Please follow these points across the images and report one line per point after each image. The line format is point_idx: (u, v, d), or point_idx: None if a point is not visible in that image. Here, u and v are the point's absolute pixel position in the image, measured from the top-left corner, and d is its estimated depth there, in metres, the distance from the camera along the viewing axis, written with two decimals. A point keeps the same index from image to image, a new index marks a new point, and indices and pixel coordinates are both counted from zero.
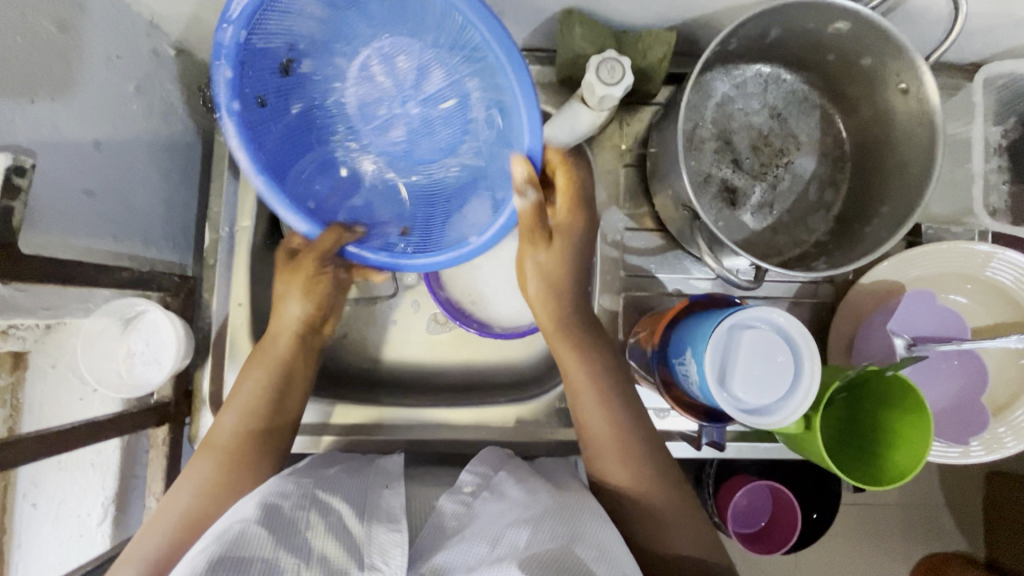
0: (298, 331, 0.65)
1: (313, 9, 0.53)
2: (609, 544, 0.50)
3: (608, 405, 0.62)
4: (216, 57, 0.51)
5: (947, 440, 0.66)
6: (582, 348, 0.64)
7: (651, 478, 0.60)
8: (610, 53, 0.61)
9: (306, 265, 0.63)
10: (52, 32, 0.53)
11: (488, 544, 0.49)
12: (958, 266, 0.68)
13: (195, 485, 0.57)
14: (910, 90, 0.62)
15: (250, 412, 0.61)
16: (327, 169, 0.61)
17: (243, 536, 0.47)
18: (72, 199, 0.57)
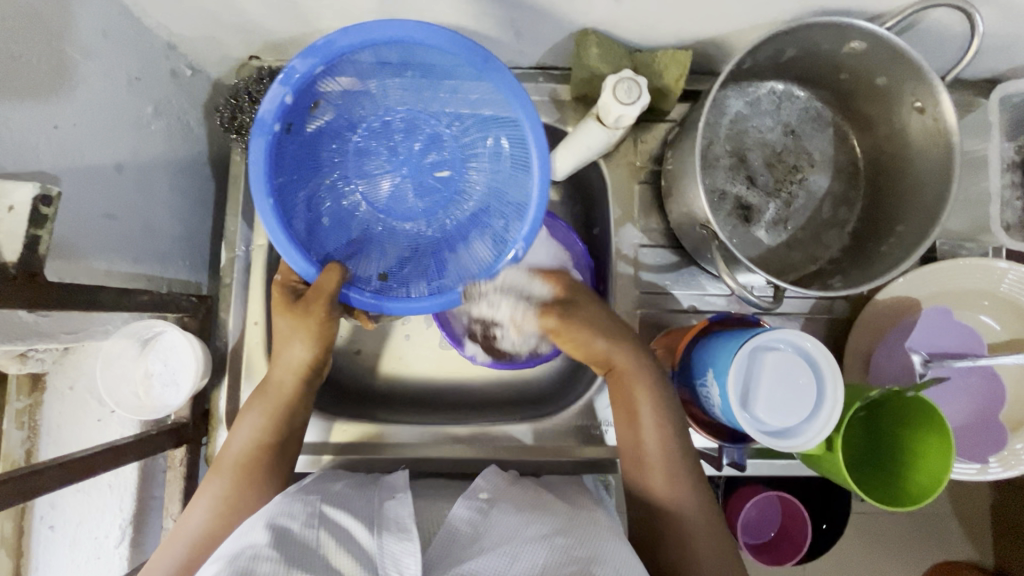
0: (303, 373, 0.63)
1: (367, 63, 0.57)
2: (628, 565, 0.49)
3: (670, 436, 0.59)
4: (283, 79, 0.53)
5: (966, 459, 0.66)
6: (649, 375, 0.60)
7: (700, 516, 0.57)
8: (627, 73, 0.62)
9: (317, 309, 0.60)
10: (75, 59, 0.53)
11: (508, 558, 0.48)
12: (975, 282, 0.68)
13: (207, 501, 0.58)
14: (926, 109, 0.62)
15: (258, 446, 0.61)
16: (327, 208, 0.63)
17: (255, 560, 0.45)
18: (93, 222, 0.57)
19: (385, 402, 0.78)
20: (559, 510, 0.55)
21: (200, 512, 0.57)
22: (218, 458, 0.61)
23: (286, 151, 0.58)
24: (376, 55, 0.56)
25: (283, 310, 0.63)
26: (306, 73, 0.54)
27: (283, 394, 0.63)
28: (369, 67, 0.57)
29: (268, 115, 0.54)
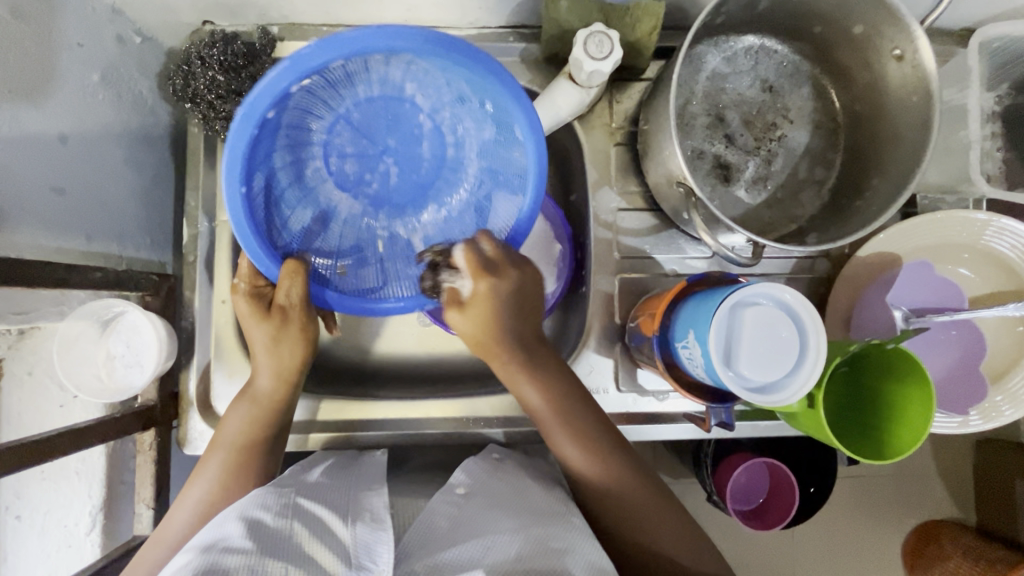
0: (291, 379, 0.62)
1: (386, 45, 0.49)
2: (597, 560, 0.49)
3: (563, 421, 0.60)
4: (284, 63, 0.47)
5: (947, 411, 0.66)
6: (537, 378, 0.61)
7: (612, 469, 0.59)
8: (597, 27, 0.59)
9: (298, 317, 0.60)
10: (8, 20, 0.50)
11: (479, 549, 0.47)
12: (955, 235, 0.67)
13: (191, 508, 0.55)
14: (905, 56, 0.60)
15: (241, 449, 0.59)
16: (292, 194, 0.56)
17: (224, 552, 0.44)
18: (38, 196, 0.54)
19: (364, 379, 0.77)
20: (528, 498, 0.56)
21: (195, 495, 0.56)
22: (212, 440, 0.61)
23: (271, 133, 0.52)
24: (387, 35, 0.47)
25: (258, 320, 0.60)
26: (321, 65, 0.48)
27: (271, 399, 0.61)
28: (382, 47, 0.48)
29: (259, 101, 0.48)
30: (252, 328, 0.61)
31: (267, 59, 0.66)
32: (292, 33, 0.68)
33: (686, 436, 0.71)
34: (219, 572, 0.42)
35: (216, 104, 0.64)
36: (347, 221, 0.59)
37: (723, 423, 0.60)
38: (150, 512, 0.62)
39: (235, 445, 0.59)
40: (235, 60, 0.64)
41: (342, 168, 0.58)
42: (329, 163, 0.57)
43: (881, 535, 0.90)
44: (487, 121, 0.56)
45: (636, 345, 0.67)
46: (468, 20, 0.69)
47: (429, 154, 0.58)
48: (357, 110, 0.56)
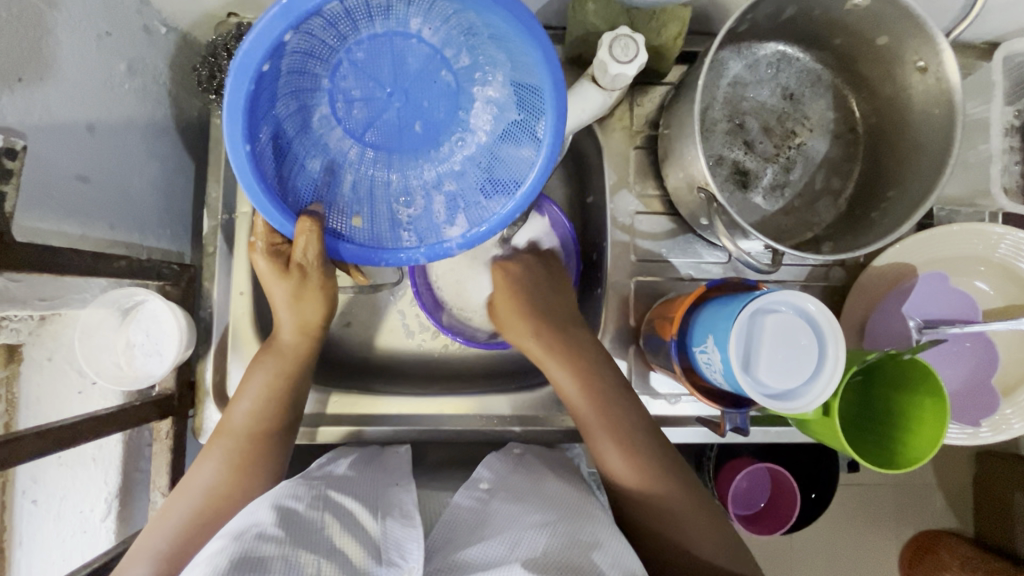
0: (313, 332, 0.63)
1: None
2: (625, 554, 0.49)
3: (607, 430, 0.61)
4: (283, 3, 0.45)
5: (958, 422, 0.67)
6: (585, 382, 0.63)
7: (654, 477, 0.59)
8: (623, 30, 0.59)
9: (315, 273, 0.60)
10: (41, 8, 0.50)
11: (507, 546, 0.47)
12: (972, 248, 0.67)
13: (218, 459, 0.57)
14: (928, 68, 0.60)
15: (266, 403, 0.60)
16: (303, 145, 0.56)
17: (258, 539, 0.44)
18: (64, 184, 0.54)
19: (377, 374, 0.77)
20: (553, 492, 0.56)
21: (222, 447, 0.58)
22: (224, 420, 0.60)
23: (271, 88, 0.51)
24: None
25: (278, 278, 0.60)
26: (313, 7, 0.46)
27: (293, 353, 0.62)
28: None
29: (256, 53, 0.47)
30: (271, 286, 0.61)
31: None
32: None
33: (697, 440, 0.71)
34: (255, 559, 0.42)
35: None
36: (360, 169, 0.58)
37: (738, 427, 0.59)
38: (165, 500, 0.63)
39: (258, 412, 0.59)
40: None
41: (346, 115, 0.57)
42: (337, 108, 0.56)
43: (882, 543, 0.90)
44: (495, 53, 0.54)
45: (651, 348, 0.68)
46: None
47: (439, 92, 0.57)
48: (364, 57, 0.55)
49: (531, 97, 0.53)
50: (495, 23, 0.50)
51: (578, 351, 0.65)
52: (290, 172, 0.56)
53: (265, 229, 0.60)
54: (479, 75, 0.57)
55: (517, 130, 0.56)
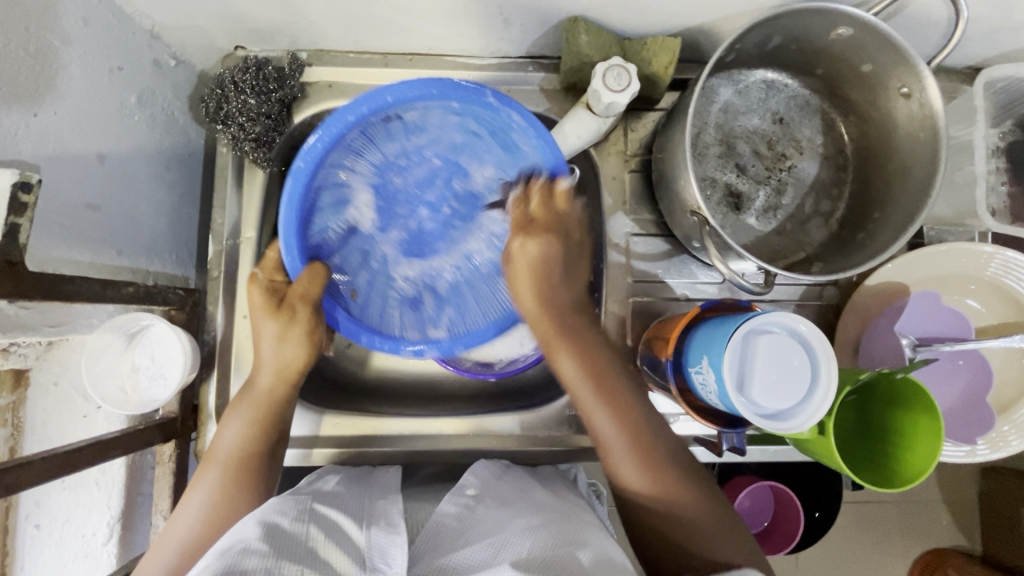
0: (293, 378, 0.63)
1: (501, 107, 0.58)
2: (611, 555, 0.49)
3: (641, 456, 0.56)
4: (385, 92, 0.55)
5: (954, 440, 0.67)
6: (597, 376, 0.57)
7: (680, 495, 0.55)
8: (615, 60, 0.62)
9: (307, 317, 0.62)
10: (56, 46, 0.52)
11: (492, 549, 0.47)
12: (962, 266, 0.68)
13: (197, 505, 0.56)
14: (912, 94, 0.62)
15: (247, 441, 0.60)
16: (332, 203, 0.63)
17: (242, 554, 0.44)
18: (76, 214, 0.56)
19: (379, 395, 0.78)
20: (540, 499, 0.55)
21: (196, 499, 0.57)
22: (207, 454, 0.61)
23: (347, 144, 0.59)
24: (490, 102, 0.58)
25: (268, 315, 0.63)
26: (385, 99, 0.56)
27: (269, 396, 0.62)
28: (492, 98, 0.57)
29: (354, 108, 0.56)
30: (260, 322, 0.63)
31: (296, 83, 0.69)
32: (320, 58, 0.71)
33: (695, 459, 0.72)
34: (237, 574, 0.42)
35: (246, 127, 0.67)
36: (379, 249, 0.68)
37: (736, 448, 0.61)
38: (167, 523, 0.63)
39: (232, 459, 0.59)
40: (265, 85, 0.67)
41: (393, 204, 0.67)
42: (394, 187, 0.66)
43: (888, 564, 0.90)
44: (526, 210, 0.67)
45: (648, 368, 0.69)
46: (489, 51, 0.71)
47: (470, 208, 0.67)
48: (436, 164, 0.66)
49: None
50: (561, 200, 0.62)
51: (589, 343, 0.59)
52: (323, 215, 0.63)
53: (275, 266, 0.65)
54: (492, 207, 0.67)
55: None
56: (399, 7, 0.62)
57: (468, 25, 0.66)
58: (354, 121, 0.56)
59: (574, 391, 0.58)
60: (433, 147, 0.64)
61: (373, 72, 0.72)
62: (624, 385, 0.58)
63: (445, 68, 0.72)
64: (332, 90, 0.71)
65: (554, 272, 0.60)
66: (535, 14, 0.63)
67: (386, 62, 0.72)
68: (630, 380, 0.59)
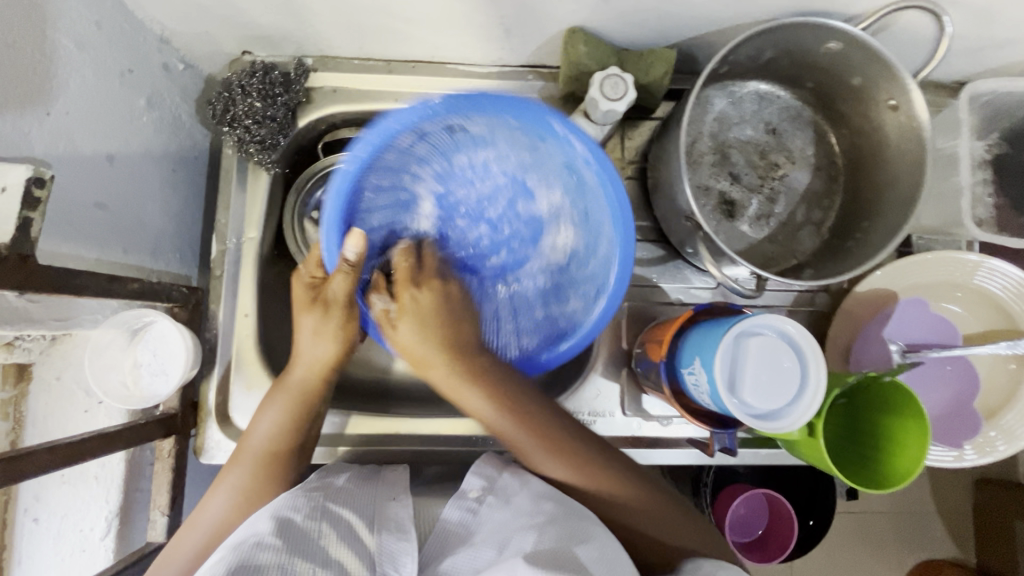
0: (326, 373, 0.64)
1: (557, 128, 0.61)
2: (609, 548, 0.50)
3: (536, 441, 0.58)
4: (440, 101, 0.58)
5: (942, 445, 0.68)
6: (500, 398, 0.60)
7: (590, 470, 0.58)
8: (613, 70, 0.64)
9: (340, 311, 0.64)
10: (70, 49, 0.54)
11: (494, 549, 0.49)
12: (950, 275, 0.70)
13: (226, 492, 0.57)
14: (899, 106, 0.64)
15: (280, 434, 0.61)
16: (388, 200, 0.70)
17: (255, 549, 0.46)
18: (84, 212, 0.57)
19: (376, 396, 0.79)
20: (545, 493, 0.54)
21: (228, 484, 0.58)
22: (239, 448, 0.61)
23: (412, 148, 0.65)
24: (546, 121, 0.61)
25: (307, 309, 0.65)
26: (438, 110, 0.59)
27: (305, 388, 0.63)
28: (556, 122, 0.61)
29: (399, 121, 0.58)
30: (300, 315, 0.65)
31: (301, 88, 0.71)
32: (325, 64, 0.73)
33: (689, 461, 0.73)
34: (252, 568, 0.44)
35: (252, 129, 0.68)
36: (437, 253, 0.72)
37: (726, 448, 0.62)
38: (165, 519, 0.64)
39: (265, 449, 0.60)
40: (272, 89, 0.69)
41: (454, 216, 0.72)
42: (457, 191, 0.71)
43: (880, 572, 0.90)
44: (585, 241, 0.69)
45: (642, 370, 0.70)
46: (490, 59, 0.73)
47: (529, 223, 0.72)
48: (501, 181, 0.71)
49: (592, 284, 0.68)
50: (608, 221, 0.64)
51: (489, 370, 0.62)
52: (376, 210, 0.69)
53: (316, 262, 0.66)
54: (554, 223, 0.71)
55: (582, 279, 0.69)
56: (404, 15, 0.64)
57: (470, 34, 0.68)
58: (408, 128, 0.60)
59: (496, 427, 0.60)
60: (501, 165, 0.69)
61: (377, 78, 0.74)
62: (509, 386, 0.62)
63: (447, 76, 0.74)
64: (336, 95, 0.73)
65: (433, 318, 0.64)
66: (536, 23, 0.65)
67: (390, 69, 0.74)
68: (512, 381, 0.62)
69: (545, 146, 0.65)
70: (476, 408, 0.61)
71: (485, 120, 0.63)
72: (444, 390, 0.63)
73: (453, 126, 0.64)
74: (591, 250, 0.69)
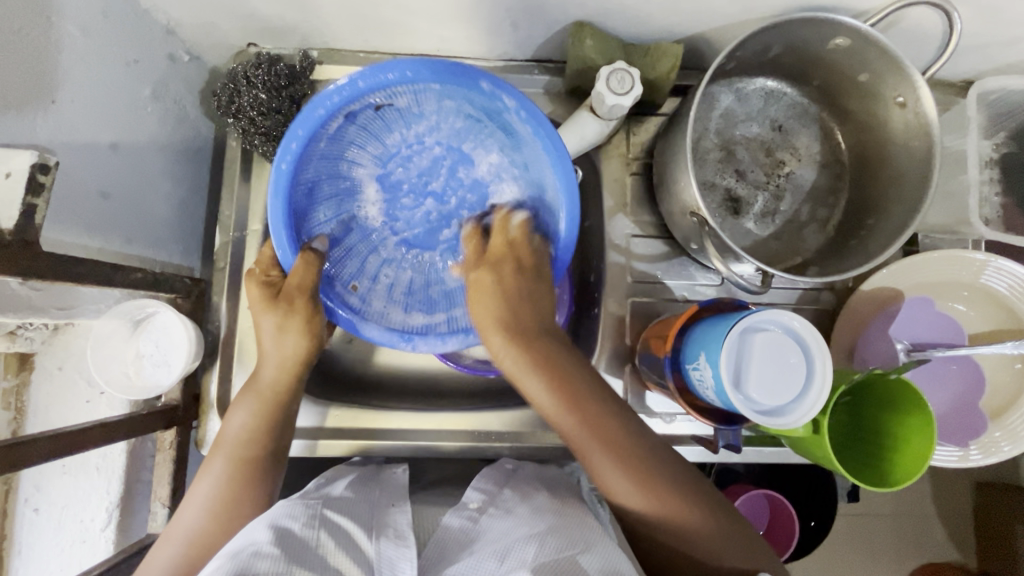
0: (296, 369, 0.64)
1: (484, 87, 0.58)
2: (611, 559, 0.49)
3: (603, 449, 0.55)
4: (359, 76, 0.56)
5: (948, 444, 0.68)
6: (563, 399, 0.57)
7: (670, 499, 0.54)
8: (620, 65, 0.63)
9: (303, 306, 0.62)
10: (76, 36, 0.54)
11: (495, 560, 0.47)
12: (956, 274, 0.70)
13: (202, 498, 0.57)
14: (907, 103, 0.64)
15: (251, 436, 0.60)
16: (337, 197, 0.64)
17: (255, 557, 0.45)
18: (88, 200, 0.57)
19: (378, 391, 0.79)
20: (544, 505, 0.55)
21: (203, 490, 0.57)
22: (214, 447, 0.61)
23: (335, 134, 0.60)
24: (477, 80, 0.57)
25: (267, 308, 0.63)
26: (363, 89, 0.57)
27: (274, 389, 0.63)
28: (447, 80, 0.57)
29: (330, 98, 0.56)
30: (260, 316, 0.64)
31: (306, 80, 0.71)
32: (331, 57, 0.73)
33: (691, 458, 0.73)
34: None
35: (257, 121, 0.68)
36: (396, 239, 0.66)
37: (731, 446, 0.62)
38: (165, 511, 0.63)
39: (237, 449, 0.60)
40: (276, 81, 0.68)
41: (398, 196, 0.65)
42: (399, 172, 0.64)
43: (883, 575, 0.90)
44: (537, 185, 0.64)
45: (646, 367, 0.69)
46: (497, 53, 0.73)
47: (483, 192, 0.65)
48: (439, 152, 0.64)
49: (552, 244, 0.64)
50: (554, 172, 0.61)
51: (555, 364, 0.59)
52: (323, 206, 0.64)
53: (269, 262, 0.65)
54: (501, 185, 0.65)
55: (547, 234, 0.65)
56: (410, 8, 0.64)
57: (476, 28, 0.67)
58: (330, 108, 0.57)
59: (556, 420, 0.58)
60: (434, 135, 0.63)
61: None
62: (591, 394, 0.58)
63: (452, 70, 0.74)
64: None
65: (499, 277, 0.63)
66: (543, 17, 0.65)
67: (395, 62, 0.73)
68: (597, 389, 0.58)
69: (481, 108, 0.60)
70: (537, 399, 0.59)
71: (399, 92, 0.58)
72: (505, 371, 0.61)
73: (381, 101, 0.59)
74: (538, 199, 0.64)
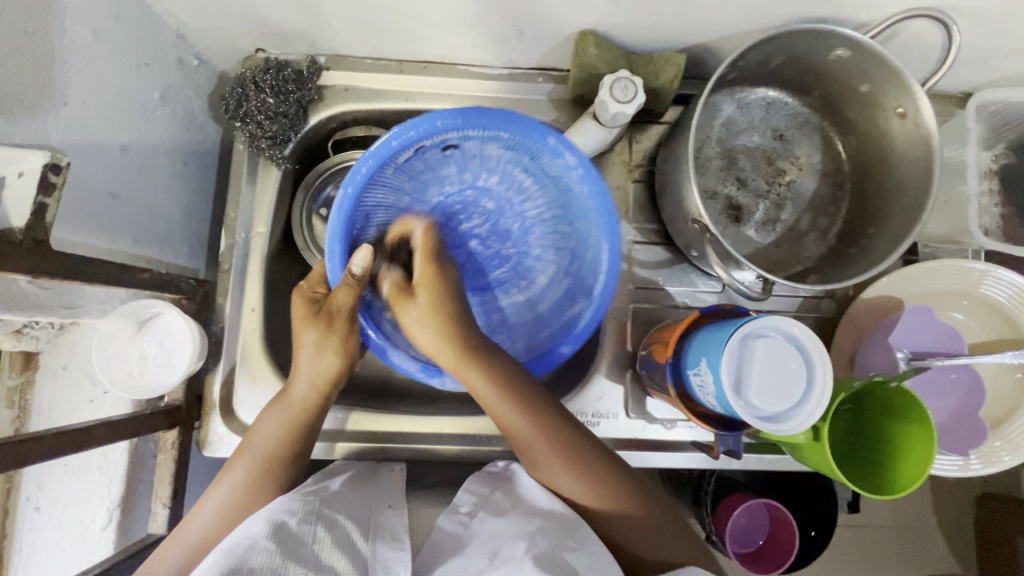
0: (326, 389, 0.64)
1: (550, 141, 0.61)
2: (601, 556, 0.50)
3: (543, 438, 0.58)
4: (439, 116, 0.58)
5: (949, 452, 0.68)
6: (504, 385, 0.60)
7: (600, 483, 0.57)
8: (623, 73, 0.64)
9: (342, 324, 0.64)
10: (88, 39, 0.55)
11: (486, 557, 0.49)
12: (956, 283, 0.70)
13: (215, 508, 0.56)
14: (907, 114, 0.64)
15: (274, 453, 0.60)
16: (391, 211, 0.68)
17: (250, 552, 0.45)
18: (96, 201, 0.58)
19: (379, 394, 0.79)
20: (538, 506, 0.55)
21: (218, 498, 0.57)
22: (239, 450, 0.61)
23: (407, 161, 0.63)
24: (546, 139, 0.61)
25: (307, 323, 0.64)
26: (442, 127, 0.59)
27: (302, 407, 0.62)
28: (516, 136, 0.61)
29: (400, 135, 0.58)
30: (300, 329, 0.64)
31: (313, 86, 0.72)
32: (338, 63, 0.73)
33: (692, 465, 0.73)
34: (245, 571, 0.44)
35: (264, 124, 0.69)
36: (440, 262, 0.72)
37: (732, 451, 0.62)
38: (166, 511, 0.63)
39: (260, 458, 0.60)
40: (284, 86, 0.69)
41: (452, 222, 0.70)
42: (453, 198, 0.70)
43: None
44: (579, 240, 0.70)
45: (647, 372, 0.69)
46: (502, 60, 0.74)
47: (528, 235, 0.72)
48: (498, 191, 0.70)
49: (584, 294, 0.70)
50: (602, 231, 0.66)
51: (490, 356, 0.62)
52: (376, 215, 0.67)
53: (318, 277, 0.68)
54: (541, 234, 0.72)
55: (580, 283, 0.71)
56: (417, 15, 0.64)
57: (482, 35, 0.68)
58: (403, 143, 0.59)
59: (490, 406, 0.60)
60: (489, 176, 0.68)
61: (388, 78, 0.74)
62: (528, 386, 0.61)
63: (457, 77, 0.75)
64: (348, 94, 0.74)
65: (444, 302, 0.64)
66: (548, 26, 0.66)
67: (402, 69, 0.74)
68: (531, 382, 0.62)
69: (544, 163, 0.65)
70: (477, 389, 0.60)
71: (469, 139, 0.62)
72: (449, 369, 0.62)
73: (449, 143, 0.63)
74: (580, 254, 0.70)
